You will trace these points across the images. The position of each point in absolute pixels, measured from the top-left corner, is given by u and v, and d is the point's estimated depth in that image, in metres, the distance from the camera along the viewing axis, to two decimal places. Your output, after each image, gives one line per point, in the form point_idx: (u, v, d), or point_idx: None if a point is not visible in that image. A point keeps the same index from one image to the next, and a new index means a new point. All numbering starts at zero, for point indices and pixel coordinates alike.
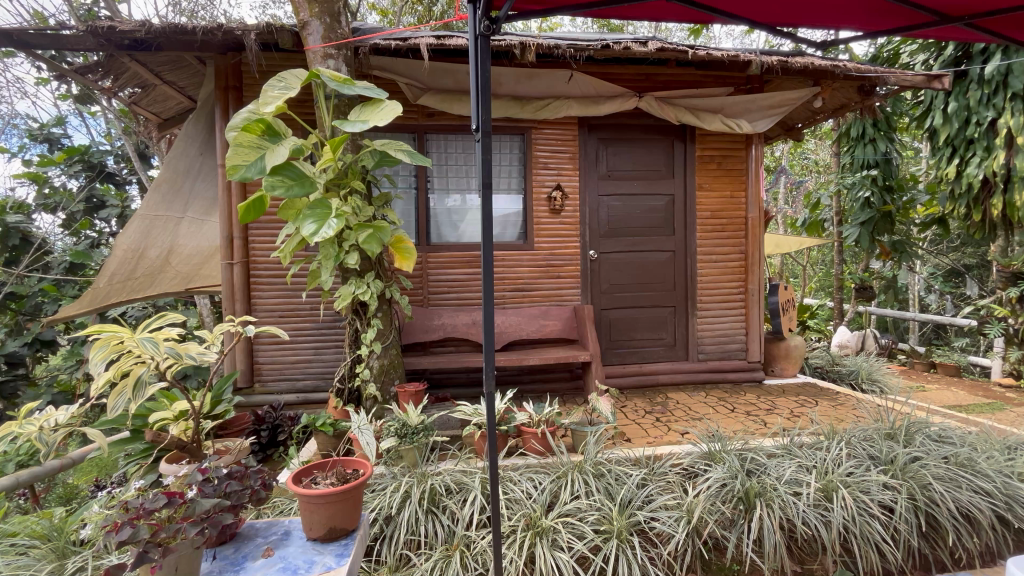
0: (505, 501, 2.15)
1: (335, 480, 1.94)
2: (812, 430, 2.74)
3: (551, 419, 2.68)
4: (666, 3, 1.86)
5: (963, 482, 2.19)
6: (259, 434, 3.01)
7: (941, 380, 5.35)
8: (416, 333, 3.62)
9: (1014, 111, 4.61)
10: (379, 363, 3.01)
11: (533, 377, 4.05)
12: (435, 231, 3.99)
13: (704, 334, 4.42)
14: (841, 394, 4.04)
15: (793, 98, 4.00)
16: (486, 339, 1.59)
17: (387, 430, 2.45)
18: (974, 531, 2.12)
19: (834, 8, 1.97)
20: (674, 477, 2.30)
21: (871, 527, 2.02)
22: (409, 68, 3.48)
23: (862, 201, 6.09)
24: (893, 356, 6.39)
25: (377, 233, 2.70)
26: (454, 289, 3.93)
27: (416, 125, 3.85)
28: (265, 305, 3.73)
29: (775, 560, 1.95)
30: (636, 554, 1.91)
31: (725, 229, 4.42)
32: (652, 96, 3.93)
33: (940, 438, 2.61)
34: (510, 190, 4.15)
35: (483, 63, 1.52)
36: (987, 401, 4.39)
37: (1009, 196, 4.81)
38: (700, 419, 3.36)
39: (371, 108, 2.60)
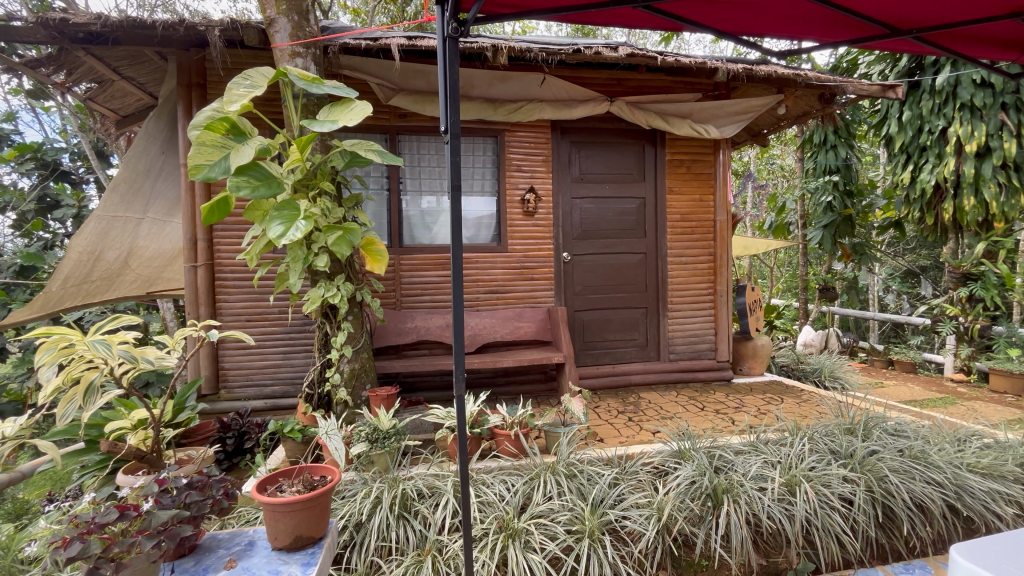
0: (478, 504, 2.14)
1: (302, 487, 1.88)
2: (777, 426, 2.83)
3: (525, 421, 2.69)
4: (634, 11, 1.89)
5: (916, 474, 2.29)
6: (224, 443, 2.92)
7: (899, 376, 5.60)
8: (389, 336, 3.57)
9: (962, 120, 4.88)
10: (350, 367, 2.96)
11: (507, 379, 4.05)
12: (408, 234, 3.96)
13: (674, 334, 4.50)
14: (805, 391, 4.18)
15: (759, 104, 4.13)
16: (456, 341, 1.58)
17: (358, 435, 2.41)
18: (928, 521, 2.21)
19: (793, 20, 2.04)
20: (645, 476, 2.34)
21: (832, 519, 2.09)
22: (381, 68, 3.44)
23: (824, 205, 6.34)
24: (854, 354, 6.64)
25: (347, 235, 2.66)
26: (428, 291, 3.91)
27: (388, 126, 3.81)
28: (232, 309, 3.62)
29: (741, 554, 2.00)
30: (607, 553, 1.93)
31: (695, 232, 4.53)
32: (623, 100, 3.99)
33: (896, 432, 2.73)
34: (484, 192, 4.15)
35: (451, 65, 1.52)
36: (941, 396, 4.62)
37: (960, 200, 5.07)
38: (671, 418, 3.41)
39: (342, 108, 2.55)
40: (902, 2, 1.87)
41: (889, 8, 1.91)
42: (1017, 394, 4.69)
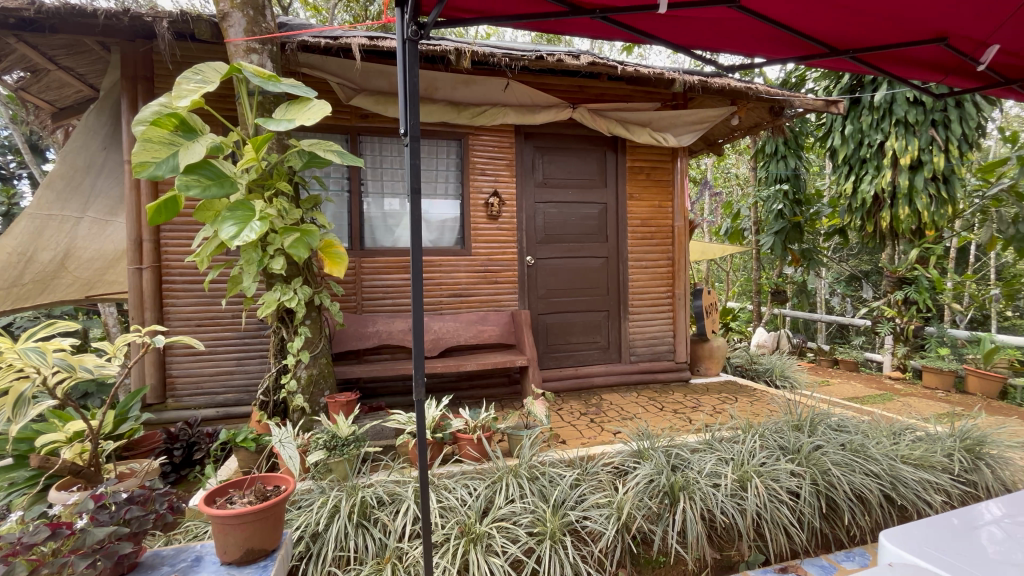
0: (439, 509, 2.12)
1: (254, 498, 1.82)
2: (731, 424, 2.95)
3: (488, 425, 2.69)
4: (593, 22, 1.93)
5: (856, 466, 2.44)
6: (171, 454, 2.80)
7: (842, 375, 5.93)
8: (349, 341, 3.48)
9: (898, 135, 5.24)
10: (307, 373, 2.88)
11: (471, 383, 4.04)
12: (369, 236, 3.89)
13: (635, 336, 4.62)
14: (758, 390, 4.36)
15: (714, 115, 4.29)
16: (416, 345, 1.56)
17: (315, 443, 2.34)
18: (867, 510, 2.35)
19: (742, 36, 2.14)
20: (606, 476, 2.38)
21: (780, 512, 2.19)
22: (341, 68, 3.37)
23: (775, 212, 6.67)
24: (803, 354, 6.99)
25: (305, 237, 2.59)
26: (390, 294, 3.86)
27: (349, 127, 3.74)
28: (180, 314, 3.45)
29: (696, 549, 2.07)
30: (568, 553, 1.95)
31: (654, 237, 4.66)
32: (585, 107, 4.06)
33: (838, 428, 2.90)
34: (447, 195, 4.13)
35: (411, 68, 1.51)
36: (879, 393, 4.93)
37: (896, 210, 5.44)
38: (631, 419, 3.49)
39: (299, 107, 2.49)
40: (840, 24, 2.00)
41: (829, 28, 2.03)
42: (947, 389, 5.06)
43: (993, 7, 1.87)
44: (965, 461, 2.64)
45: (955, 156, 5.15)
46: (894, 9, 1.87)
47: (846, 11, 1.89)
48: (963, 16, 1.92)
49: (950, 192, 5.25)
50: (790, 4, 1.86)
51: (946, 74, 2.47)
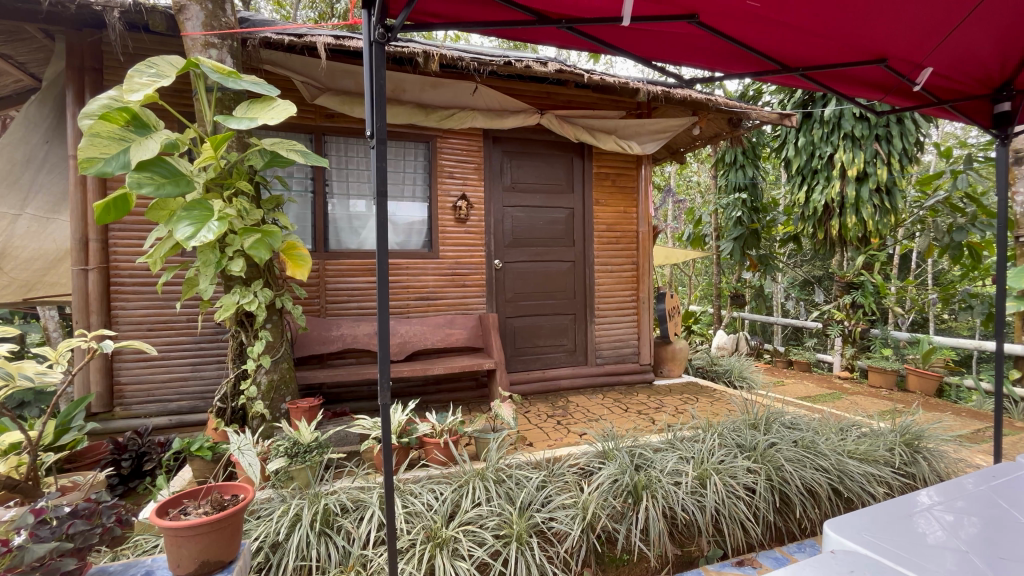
0: (405, 515, 2.09)
1: (209, 508, 1.76)
2: (691, 424, 3.05)
3: (454, 429, 2.70)
4: (559, 31, 1.96)
5: (807, 462, 2.56)
6: (118, 465, 2.64)
7: (796, 375, 6.23)
8: (312, 345, 3.39)
9: (845, 148, 5.58)
10: (267, 378, 2.79)
11: (438, 387, 4.02)
12: (334, 238, 3.82)
13: (601, 339, 4.70)
14: (717, 391, 4.52)
15: (676, 125, 4.43)
16: (381, 348, 1.54)
17: (275, 450, 2.27)
18: (817, 503, 2.47)
19: (701, 51, 2.23)
20: (572, 477, 2.41)
21: (737, 507, 2.27)
22: (306, 66, 3.33)
23: (735, 219, 6.96)
24: (761, 355, 7.28)
25: (266, 238, 2.52)
26: (356, 297, 3.80)
27: (314, 126, 3.67)
28: (129, 318, 3.29)
29: (658, 546, 2.12)
30: (534, 554, 1.96)
31: (619, 242, 4.77)
32: (552, 113, 4.13)
33: (792, 426, 3.04)
34: (414, 198, 4.10)
35: (378, 70, 1.49)
36: (829, 391, 5.19)
37: (844, 218, 5.76)
38: (596, 420, 3.56)
39: (262, 105, 2.42)
40: (791, 43, 2.11)
41: (780, 46, 2.15)
42: (890, 387, 5.38)
43: (925, 32, 2.02)
44: (904, 454, 2.81)
45: (896, 168, 5.50)
46: (838, 29, 1.99)
47: (795, 30, 2.00)
48: (900, 37, 2.06)
49: (893, 203, 5.60)
50: (744, 22, 1.95)
51: (886, 93, 2.63)
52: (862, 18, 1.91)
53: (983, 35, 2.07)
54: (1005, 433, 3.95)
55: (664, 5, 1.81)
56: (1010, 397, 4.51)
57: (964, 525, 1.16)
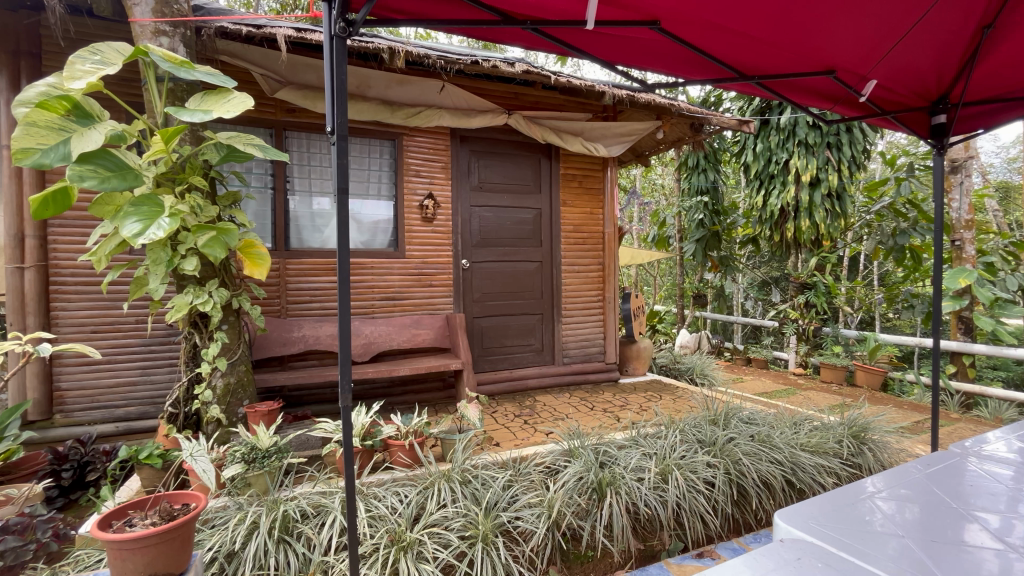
0: (368, 519, 2.05)
1: (158, 518, 1.67)
2: (654, 421, 3.12)
3: (420, 430, 2.68)
4: (524, 33, 1.96)
5: (763, 455, 2.67)
6: (58, 476, 2.50)
7: (754, 371, 6.47)
8: (272, 347, 3.28)
9: (799, 154, 5.85)
10: (223, 382, 2.69)
11: (404, 388, 3.96)
12: (295, 236, 3.72)
13: (568, 339, 4.76)
14: (680, 388, 4.64)
15: (641, 128, 4.51)
16: (342, 350, 1.50)
17: (232, 456, 2.19)
18: (772, 495, 2.58)
19: (662, 56, 2.27)
20: (538, 476, 2.42)
21: (697, 501, 2.34)
22: (265, 58, 3.21)
23: (697, 221, 7.21)
24: (721, 353, 7.52)
25: (221, 235, 2.42)
26: (318, 297, 3.70)
27: (274, 121, 3.55)
28: (71, 319, 3.10)
29: (622, 542, 2.16)
30: (500, 554, 1.96)
31: (586, 242, 4.83)
32: (520, 114, 4.13)
33: (749, 421, 3.16)
34: (380, 196, 4.03)
35: (339, 66, 1.46)
36: (784, 387, 5.42)
37: (798, 222, 6.03)
38: (563, 419, 3.59)
39: (216, 97, 2.33)
40: (746, 51, 2.19)
41: (737, 55, 2.23)
42: (840, 382, 5.67)
43: (870, 45, 2.13)
44: (852, 446, 2.97)
45: (846, 175, 5.80)
46: (791, 38, 2.07)
47: (752, 38, 2.07)
48: (847, 49, 2.16)
49: (843, 208, 5.90)
50: (703, 29, 2.00)
51: (836, 104, 2.76)
52: (812, 30, 2.00)
53: (921, 50, 2.21)
54: (942, 423, 4.22)
55: (627, 10, 1.84)
56: (947, 389, 4.83)
57: (903, 510, 1.24)
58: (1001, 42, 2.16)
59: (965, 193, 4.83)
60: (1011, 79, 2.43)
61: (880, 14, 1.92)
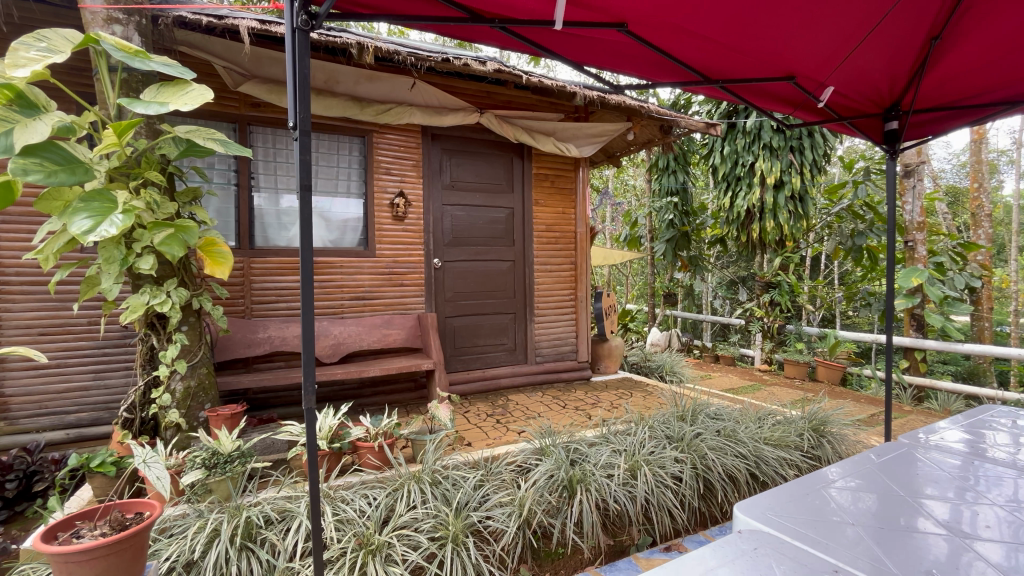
0: (336, 523, 2.01)
1: (108, 529, 1.60)
2: (624, 418, 3.17)
3: (390, 431, 2.65)
4: (493, 31, 1.95)
5: (728, 449, 2.74)
6: (2, 488, 2.35)
7: (722, 368, 6.65)
8: (236, 349, 3.18)
9: (764, 157, 6.04)
10: (183, 385, 2.59)
11: (374, 389, 3.91)
12: (260, 234, 3.61)
13: (540, 338, 4.78)
14: (650, 385, 4.73)
15: (612, 129, 4.57)
16: (305, 350, 1.47)
17: (192, 463, 2.11)
18: (736, 488, 2.65)
19: (630, 58, 2.30)
20: (508, 475, 2.43)
21: (665, 496, 2.39)
22: (227, 51, 3.11)
23: (667, 222, 7.37)
24: (690, 350, 7.70)
25: (179, 233, 2.33)
26: (284, 296, 3.61)
27: (237, 115, 3.45)
28: (16, 321, 2.93)
29: (592, 538, 2.19)
30: (470, 554, 1.95)
31: (558, 242, 4.87)
32: (492, 113, 4.12)
33: (716, 416, 3.25)
34: (349, 193, 3.95)
35: (302, 60, 1.42)
36: (750, 383, 5.59)
37: (763, 223, 6.22)
38: (535, 418, 3.62)
39: (174, 90, 2.23)
40: (711, 55, 2.24)
41: (702, 58, 2.27)
42: (802, 378, 5.89)
43: (827, 52, 2.22)
44: (812, 438, 3.08)
45: (808, 177, 6.03)
46: (752, 44, 2.13)
47: (715, 42, 2.12)
48: (804, 56, 2.24)
49: (805, 210, 6.12)
50: (669, 32, 2.04)
51: (795, 108, 2.86)
52: (773, 35, 2.07)
53: (874, 58, 2.31)
54: (896, 416, 4.44)
55: (594, 12, 1.86)
56: (901, 383, 5.07)
57: (857, 500, 1.29)
58: (947, 54, 2.28)
59: (917, 197, 5.07)
60: (956, 89, 2.56)
61: (836, 23, 2.00)
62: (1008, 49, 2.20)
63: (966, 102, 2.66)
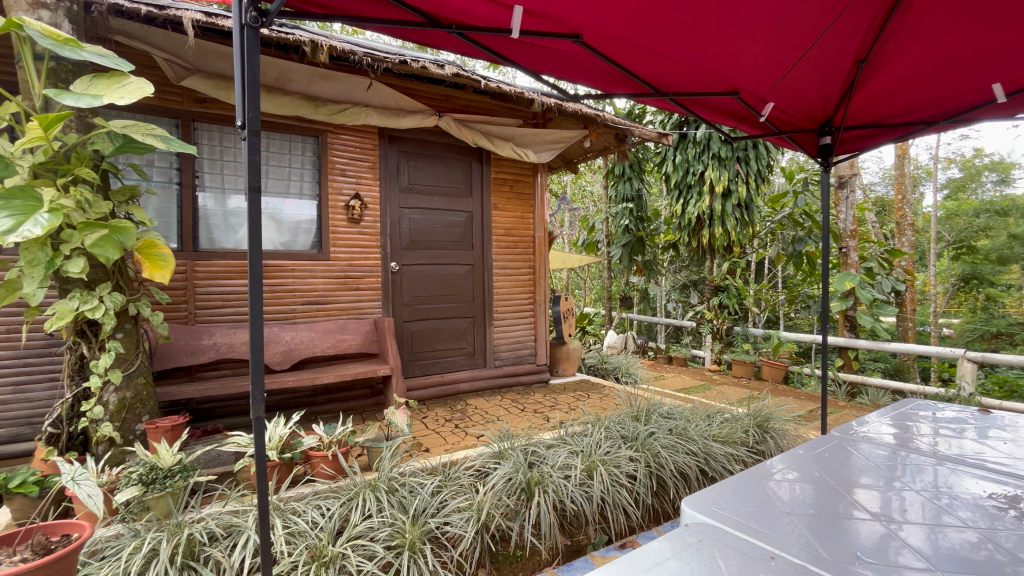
0: (286, 536, 1.94)
1: (30, 554, 1.49)
2: (581, 420, 3.25)
3: (344, 439, 2.59)
4: (450, 37, 1.94)
5: (680, 447, 2.85)
6: None
7: (675, 368, 6.89)
8: (177, 357, 3.01)
9: (713, 166, 6.34)
10: (117, 397, 2.41)
11: (328, 397, 3.80)
12: (205, 236, 3.44)
13: (499, 342, 4.80)
14: (606, 387, 4.84)
15: (569, 137, 4.64)
16: (254, 357, 1.41)
17: (127, 479, 1.99)
18: (688, 484, 2.74)
19: (584, 69, 2.36)
20: (467, 480, 2.42)
21: (620, 494, 2.45)
22: (168, 42, 2.94)
23: (623, 227, 7.61)
24: (646, 352, 7.92)
25: (114, 234, 2.19)
26: (232, 301, 3.46)
27: (180, 110, 3.28)
28: None
29: (549, 539, 2.21)
30: (427, 561, 1.92)
31: (517, 246, 4.91)
32: (450, 116, 4.10)
33: (668, 416, 3.37)
34: (302, 194, 3.83)
35: (250, 58, 1.38)
36: (701, 383, 5.84)
37: (712, 229, 6.53)
38: (493, 421, 3.62)
39: (109, 82, 2.10)
40: (661, 68, 2.34)
41: (652, 71, 2.36)
42: (749, 377, 6.20)
43: (766, 70, 2.37)
44: (756, 435, 3.25)
45: (752, 187, 6.37)
46: (699, 58, 2.24)
47: (664, 56, 2.21)
48: (746, 72, 2.38)
49: (750, 217, 6.47)
50: (621, 45, 2.11)
51: (739, 121, 3.01)
52: (718, 52, 2.18)
53: (809, 77, 2.47)
54: (831, 411, 4.75)
55: (550, 23, 1.90)
56: (836, 380, 5.42)
57: (795, 490, 1.38)
58: (873, 76, 2.47)
59: (849, 207, 5.47)
60: (881, 108, 2.78)
61: (774, 43, 2.13)
62: (923, 75, 2.42)
63: (890, 120, 2.90)
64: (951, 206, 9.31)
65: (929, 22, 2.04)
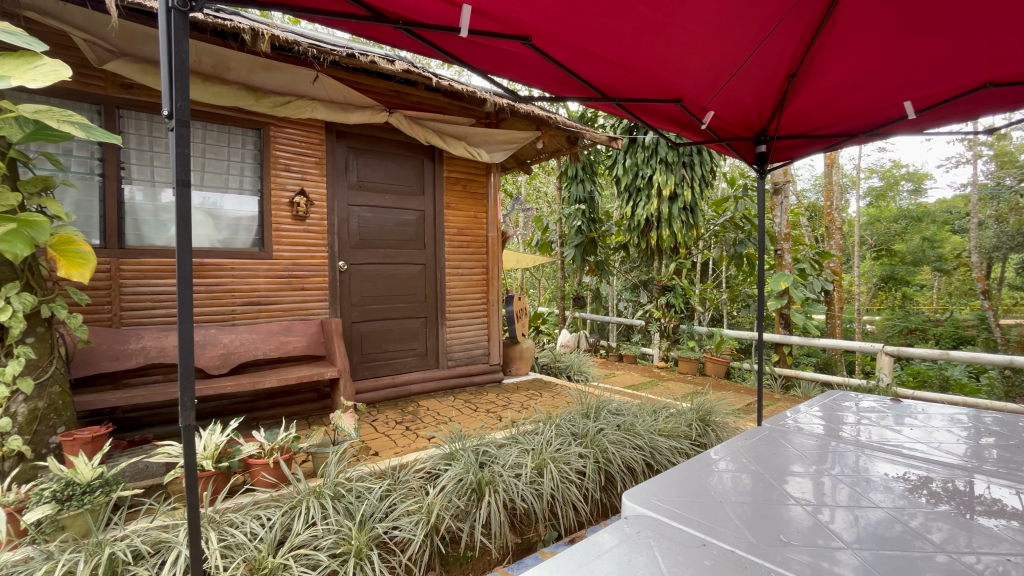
0: (222, 549, 1.84)
1: None
2: (532, 418, 3.29)
3: (286, 446, 2.49)
4: (397, 32, 1.89)
5: (627, 442, 2.94)
6: None
7: (625, 366, 7.09)
8: (100, 362, 2.78)
9: (660, 170, 6.59)
10: (29, 407, 2.19)
11: (270, 402, 3.63)
12: (132, 231, 3.20)
13: (451, 342, 4.76)
14: (558, 385, 4.90)
15: (522, 137, 4.64)
16: (182, 360, 1.32)
17: (39, 497, 1.82)
18: (634, 478, 2.83)
19: (533, 70, 2.37)
20: (416, 482, 2.38)
21: (569, 490, 2.49)
22: (89, 22, 2.71)
23: (575, 228, 7.77)
24: (597, 350, 8.08)
25: (23, 228, 1.99)
26: (163, 302, 3.24)
27: (103, 96, 3.04)
28: None
29: (500, 538, 2.21)
30: (374, 567, 1.88)
31: (469, 245, 4.89)
32: (401, 112, 4.01)
33: (617, 412, 3.47)
34: (242, 189, 3.64)
35: (179, 45, 1.29)
36: (649, 379, 6.06)
37: (660, 230, 6.78)
38: (445, 422, 3.59)
39: (18, 62, 1.92)
40: (607, 73, 2.39)
41: (600, 75, 2.42)
42: (694, 372, 6.46)
43: (705, 80, 2.49)
44: (699, 428, 3.39)
45: (697, 191, 6.67)
46: (643, 65, 2.31)
47: (611, 61, 2.27)
48: (687, 80, 2.48)
49: (694, 219, 6.77)
50: (570, 48, 2.14)
51: (681, 128, 3.13)
52: (661, 59, 2.26)
53: (745, 88, 2.62)
54: (767, 403, 5.05)
55: (498, 23, 1.91)
56: (772, 374, 5.76)
57: (730, 481, 1.45)
58: (801, 90, 2.64)
59: (783, 211, 5.84)
60: (810, 119, 2.98)
61: (713, 54, 2.24)
62: (844, 91, 2.62)
63: (817, 132, 3.11)
64: (873, 212, 10.15)
65: (850, 42, 2.21)
